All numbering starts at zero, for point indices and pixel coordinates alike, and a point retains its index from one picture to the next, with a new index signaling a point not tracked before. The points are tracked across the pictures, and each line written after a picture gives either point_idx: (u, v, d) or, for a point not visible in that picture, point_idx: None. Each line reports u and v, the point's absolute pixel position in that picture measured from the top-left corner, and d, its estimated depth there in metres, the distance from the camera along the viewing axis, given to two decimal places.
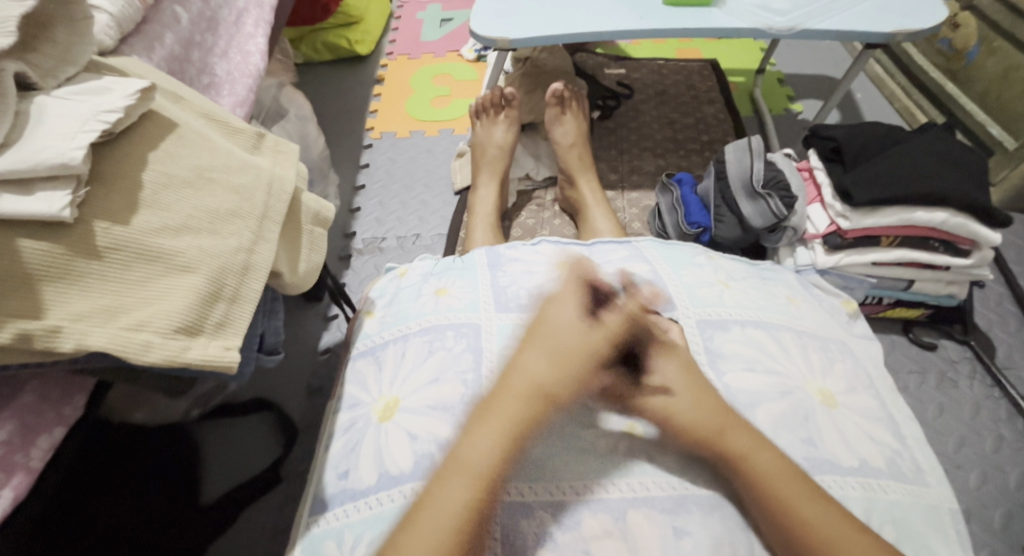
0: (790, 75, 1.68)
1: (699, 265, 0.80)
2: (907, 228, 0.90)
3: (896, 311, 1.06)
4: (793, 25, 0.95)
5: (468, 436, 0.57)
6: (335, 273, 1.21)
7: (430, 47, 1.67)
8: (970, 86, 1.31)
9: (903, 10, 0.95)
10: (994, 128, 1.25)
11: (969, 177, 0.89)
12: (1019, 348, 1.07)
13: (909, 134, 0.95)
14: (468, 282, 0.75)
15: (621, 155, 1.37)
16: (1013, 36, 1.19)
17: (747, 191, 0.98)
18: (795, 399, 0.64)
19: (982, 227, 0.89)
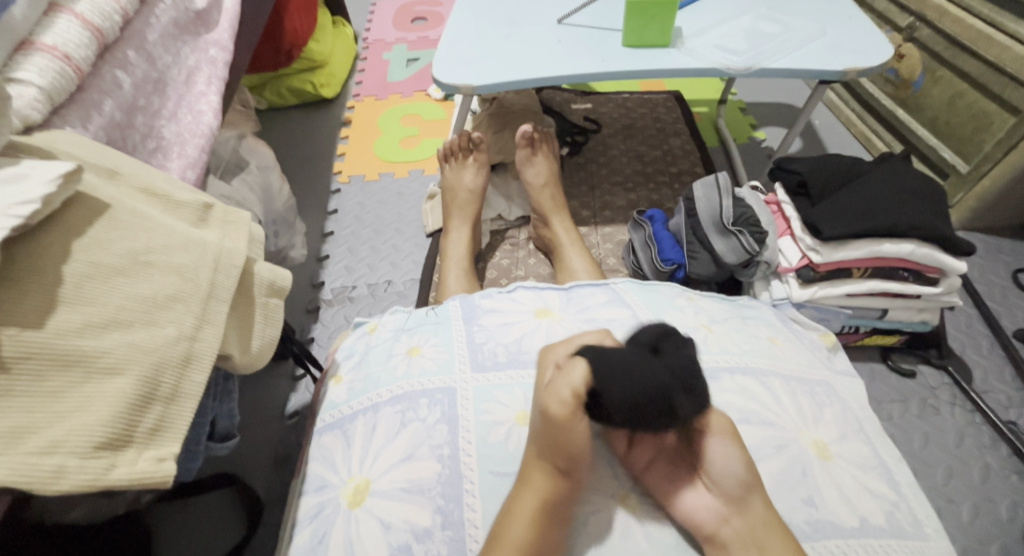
0: (751, 104, 1.70)
1: (681, 309, 0.78)
2: (877, 260, 0.89)
3: (873, 339, 1.04)
4: (751, 63, 0.95)
5: (516, 501, 0.55)
6: (304, 326, 1.16)
7: (397, 87, 1.65)
8: (919, 112, 1.33)
9: (854, 46, 0.96)
10: (946, 152, 1.26)
11: (932, 207, 0.88)
12: (995, 370, 1.06)
13: (870, 165, 0.95)
14: (442, 340, 0.72)
15: (592, 191, 1.36)
16: (957, 66, 1.21)
17: (719, 228, 0.97)
18: (791, 453, 0.62)
19: (948, 256, 0.88)
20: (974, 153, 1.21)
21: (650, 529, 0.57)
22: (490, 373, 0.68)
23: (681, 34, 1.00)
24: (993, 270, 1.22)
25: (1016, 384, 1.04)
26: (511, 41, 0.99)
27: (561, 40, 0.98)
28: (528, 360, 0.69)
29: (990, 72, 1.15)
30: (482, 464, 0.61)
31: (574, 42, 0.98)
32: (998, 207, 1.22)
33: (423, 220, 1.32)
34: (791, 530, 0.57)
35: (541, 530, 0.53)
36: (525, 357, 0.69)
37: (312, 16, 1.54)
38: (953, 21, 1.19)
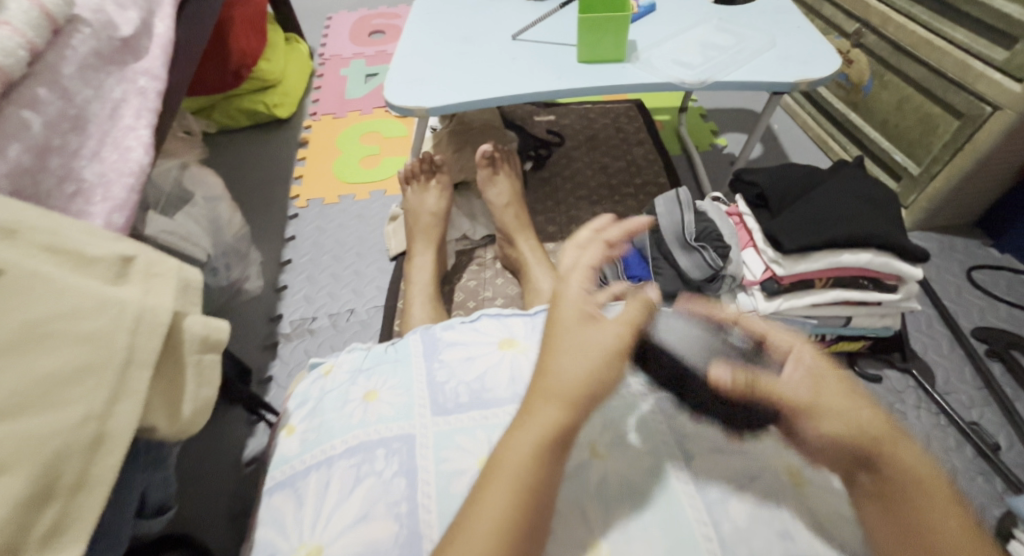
0: (711, 111, 1.70)
1: None
2: (838, 270, 0.87)
3: (840, 345, 1.03)
4: (705, 77, 0.92)
5: (527, 415, 0.51)
6: (260, 364, 1.10)
7: (356, 104, 1.61)
8: (870, 116, 1.33)
9: (804, 57, 0.95)
10: (897, 155, 1.26)
11: (887, 214, 0.87)
12: (954, 370, 1.06)
13: (827, 173, 0.94)
14: (401, 381, 0.68)
15: (558, 206, 1.33)
16: (901, 71, 1.22)
17: (682, 244, 0.95)
18: (763, 482, 0.58)
19: (905, 263, 0.87)
20: (923, 156, 1.22)
21: None
22: (451, 418, 0.64)
23: (636, 48, 0.98)
24: (948, 269, 1.22)
25: (976, 383, 1.04)
26: (456, 61, 0.95)
27: (517, 57, 0.95)
28: (492, 400, 0.65)
29: (934, 77, 1.15)
30: (442, 522, 0.57)
31: (530, 58, 0.95)
32: (950, 207, 1.23)
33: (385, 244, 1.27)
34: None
35: (542, 460, 0.49)
36: (488, 397, 0.65)
37: (261, 33, 1.48)
38: (895, 28, 1.20)
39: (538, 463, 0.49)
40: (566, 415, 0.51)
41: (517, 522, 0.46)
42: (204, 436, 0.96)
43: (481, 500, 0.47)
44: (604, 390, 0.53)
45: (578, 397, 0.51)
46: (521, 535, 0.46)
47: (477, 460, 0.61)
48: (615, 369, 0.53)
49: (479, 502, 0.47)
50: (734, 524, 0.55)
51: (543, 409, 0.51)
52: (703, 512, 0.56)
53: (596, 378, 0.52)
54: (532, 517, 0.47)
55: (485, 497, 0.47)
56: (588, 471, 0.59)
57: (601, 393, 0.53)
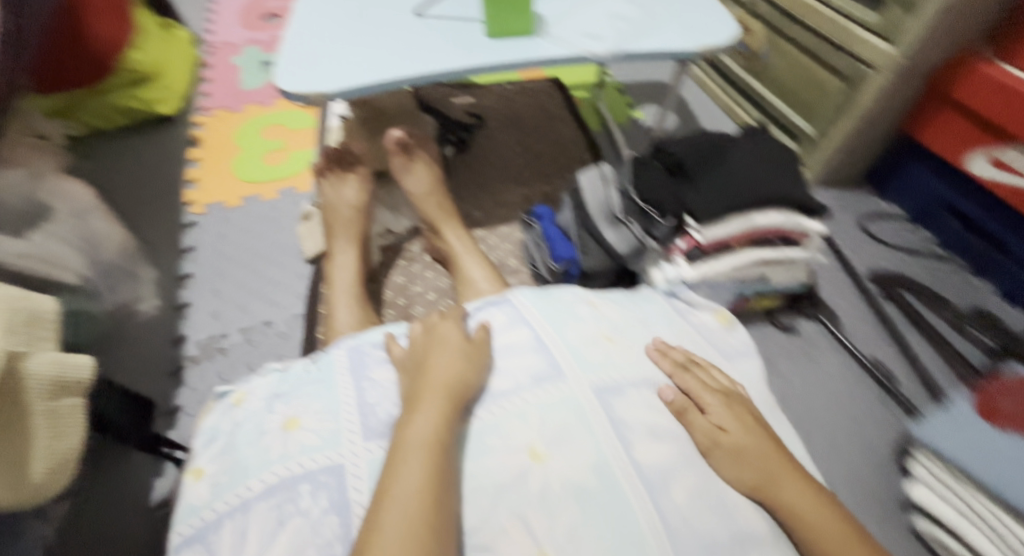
0: (628, 84, 1.68)
1: (582, 317, 0.70)
2: (750, 232, 0.93)
3: (759, 303, 1.06)
4: (615, 49, 0.88)
5: (413, 414, 0.57)
6: (165, 394, 0.98)
7: (253, 96, 1.47)
8: (768, 82, 1.37)
9: (703, 27, 0.94)
10: (795, 117, 1.31)
11: (787, 176, 0.94)
12: (854, 311, 1.11)
13: (735, 140, 0.99)
14: (326, 404, 0.61)
15: (484, 190, 1.26)
16: (792, 37, 1.25)
17: (608, 219, 0.93)
18: (701, 464, 0.58)
19: (806, 219, 0.95)
20: (818, 120, 1.25)
21: None
22: (384, 443, 0.58)
23: (544, 21, 0.93)
24: (843, 221, 1.26)
25: (875, 322, 1.09)
26: (349, 41, 0.86)
27: (421, 34, 0.88)
28: None
29: (819, 41, 1.18)
30: None
31: (437, 35, 0.88)
32: (843, 165, 1.28)
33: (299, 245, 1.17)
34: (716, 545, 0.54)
35: (437, 443, 0.54)
36: None
37: (123, 19, 1.30)
38: None
39: (433, 447, 0.54)
40: (446, 408, 0.58)
41: (434, 495, 0.50)
42: (104, 484, 0.86)
43: (389, 483, 0.51)
44: (471, 393, 0.61)
45: (451, 392, 0.60)
46: (438, 511, 0.50)
47: None
48: (472, 367, 0.63)
49: (387, 488, 0.51)
50: (676, 506, 0.55)
51: (423, 411, 0.57)
52: (647, 501, 0.54)
53: (466, 379, 0.61)
54: (443, 494, 0.51)
55: (394, 479, 0.51)
56: (529, 477, 0.54)
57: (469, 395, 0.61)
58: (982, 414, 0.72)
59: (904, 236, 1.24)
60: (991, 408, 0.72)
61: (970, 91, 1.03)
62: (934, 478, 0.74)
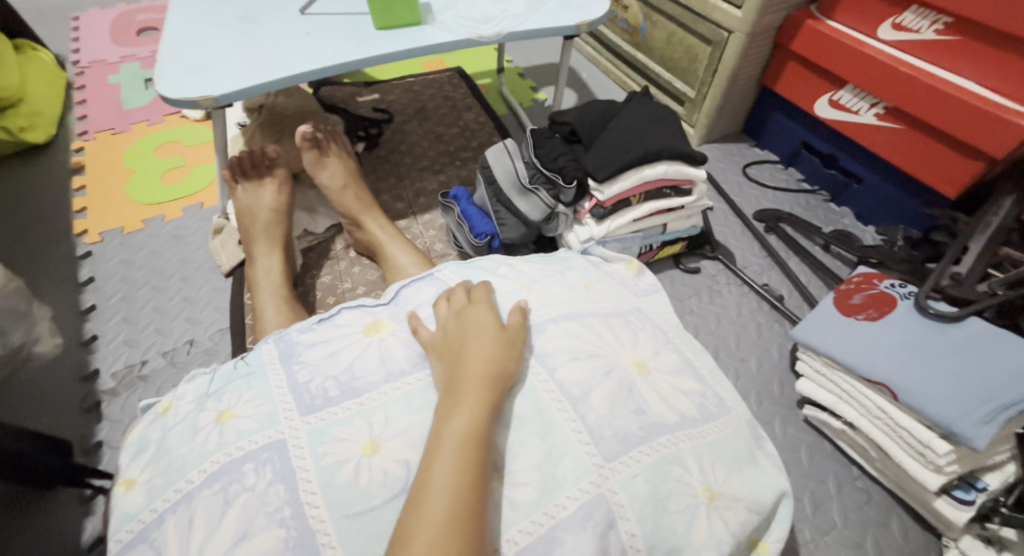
0: (528, 68, 1.76)
1: (503, 277, 0.78)
2: (644, 185, 1.01)
3: (665, 251, 1.18)
4: (499, 30, 0.95)
5: (452, 406, 0.56)
6: (80, 431, 0.97)
7: (140, 114, 1.45)
8: (651, 53, 1.51)
9: (578, 3, 1.03)
10: (676, 82, 1.45)
11: (670, 130, 1.03)
12: (745, 247, 1.25)
13: (623, 104, 1.07)
14: (258, 391, 0.62)
15: (402, 181, 1.29)
16: (663, 11, 1.41)
17: (518, 189, 1.00)
18: (617, 375, 0.64)
19: (689, 166, 1.03)
20: (693, 81, 1.40)
21: (514, 495, 0.56)
22: (323, 413, 0.60)
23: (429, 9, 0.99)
24: (730, 170, 1.41)
25: (762, 254, 1.24)
26: (236, 45, 0.88)
27: (310, 31, 0.92)
28: (363, 386, 0.62)
29: (686, 12, 1.33)
30: (337, 514, 0.54)
31: (327, 31, 0.92)
32: (724, 119, 1.43)
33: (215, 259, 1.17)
34: (630, 439, 0.59)
35: (474, 439, 0.54)
36: (359, 385, 0.62)
37: None
38: None
39: (467, 445, 0.54)
40: (485, 401, 0.57)
41: (467, 495, 0.51)
42: (29, 527, 0.84)
43: (423, 486, 0.52)
44: (511, 380, 0.61)
45: (489, 381, 0.59)
46: (473, 511, 0.51)
47: (360, 445, 0.58)
48: (509, 353, 0.62)
49: (419, 490, 0.51)
50: (597, 413, 0.60)
51: (462, 405, 0.56)
52: (571, 411, 0.60)
53: (503, 365, 0.61)
54: (476, 493, 0.52)
55: (428, 480, 0.52)
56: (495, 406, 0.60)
57: (508, 381, 0.60)
58: (841, 311, 0.86)
59: (781, 177, 1.40)
60: (848, 304, 0.87)
61: (803, 44, 1.16)
62: (814, 370, 0.87)
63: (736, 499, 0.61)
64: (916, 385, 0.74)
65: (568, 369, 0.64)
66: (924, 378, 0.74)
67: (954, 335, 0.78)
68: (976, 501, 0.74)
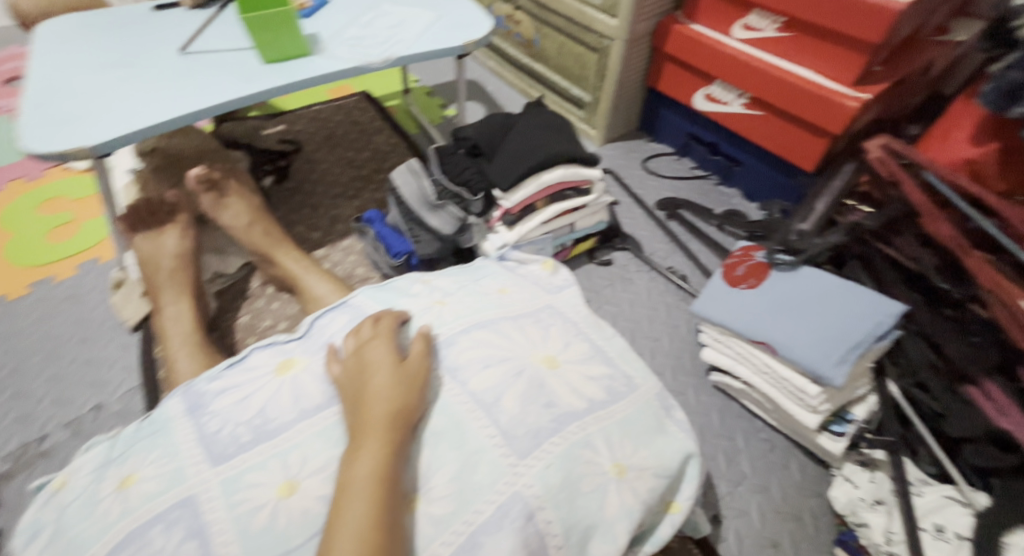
0: (436, 86, 1.80)
1: (416, 295, 0.83)
2: (546, 189, 1.07)
3: (579, 248, 1.25)
4: (387, 54, 0.99)
5: (358, 449, 0.58)
6: None
7: (19, 171, 1.39)
8: (546, 63, 1.60)
9: (463, 24, 1.08)
10: (574, 89, 1.54)
11: (564, 136, 1.10)
12: (651, 235, 1.34)
13: (519, 115, 1.14)
14: (164, 450, 0.61)
15: (316, 210, 1.30)
16: (551, 24, 1.50)
17: (428, 205, 1.02)
18: (528, 374, 0.70)
19: (583, 168, 1.11)
20: (587, 87, 1.49)
21: (433, 511, 0.60)
22: (235, 461, 0.60)
23: (319, 40, 1.02)
24: (631, 166, 1.50)
25: (666, 240, 1.33)
26: (123, 91, 0.89)
27: (194, 71, 0.93)
28: (277, 427, 0.63)
29: (570, 24, 1.43)
30: None
31: (215, 70, 0.94)
32: (619, 118, 1.53)
33: (118, 316, 1.10)
34: (542, 434, 0.65)
35: (381, 479, 0.56)
36: (272, 426, 0.63)
37: None
38: None
39: (375, 486, 0.55)
40: (390, 439, 0.59)
41: (381, 535, 0.53)
42: None
43: (335, 534, 0.53)
44: (415, 414, 0.63)
45: (392, 419, 0.61)
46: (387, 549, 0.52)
47: (276, 487, 0.58)
48: (411, 388, 0.64)
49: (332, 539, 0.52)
50: (509, 414, 0.66)
51: (368, 447, 0.58)
52: (485, 420, 0.65)
53: (404, 401, 0.63)
54: (389, 532, 0.53)
55: (340, 527, 0.53)
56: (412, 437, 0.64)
57: (412, 417, 0.62)
58: (727, 284, 0.96)
59: (676, 167, 1.51)
60: (736, 277, 0.96)
61: (674, 47, 1.28)
62: (714, 339, 0.97)
63: (644, 467, 0.68)
64: (788, 340, 0.85)
65: (480, 379, 0.69)
66: (797, 333, 0.85)
67: (816, 292, 0.89)
68: (847, 432, 0.89)
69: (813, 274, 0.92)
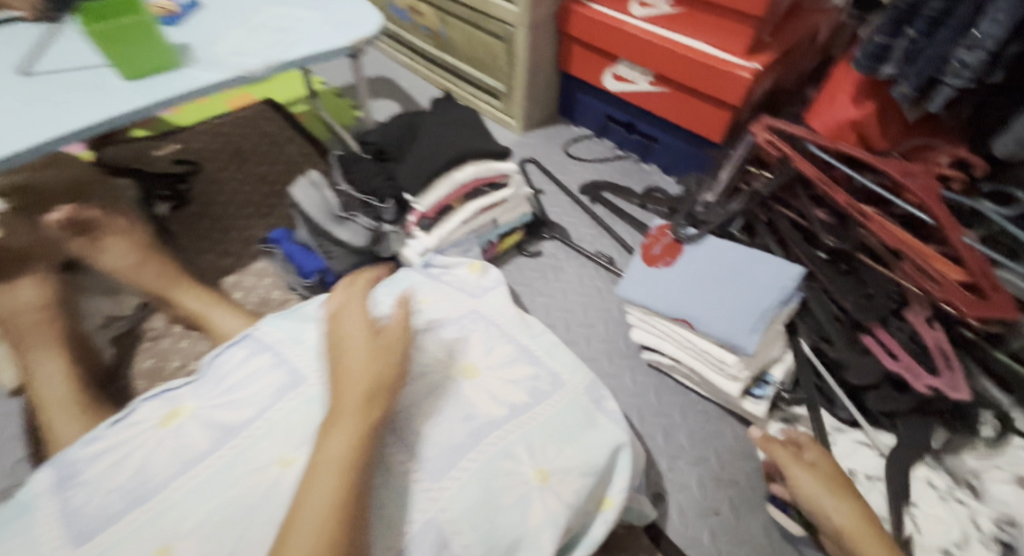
0: (346, 87, 1.72)
1: (323, 318, 0.79)
2: (460, 188, 1.02)
3: (505, 242, 1.21)
4: (265, 62, 0.93)
5: (330, 430, 0.58)
6: None
7: None
8: (456, 54, 1.55)
9: (353, 22, 1.02)
10: (488, 79, 1.50)
11: (475, 132, 1.05)
12: (578, 221, 1.33)
13: (426, 113, 1.09)
14: (24, 533, 0.58)
15: (222, 232, 1.23)
16: (454, 13, 1.45)
17: (334, 219, 0.96)
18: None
19: (497, 162, 1.06)
20: (500, 76, 1.46)
21: None
22: (102, 535, 0.57)
23: (187, 50, 0.95)
24: (554, 153, 1.48)
25: (593, 223, 1.32)
26: None
27: (43, 96, 0.85)
28: (150, 491, 0.60)
29: (472, 13, 1.38)
30: None
31: (69, 95, 0.85)
32: (536, 105, 1.50)
33: None
34: (463, 451, 0.64)
35: (354, 459, 0.56)
36: (146, 490, 0.60)
37: None
38: None
39: (346, 469, 0.55)
40: (363, 419, 0.59)
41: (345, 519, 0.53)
42: None
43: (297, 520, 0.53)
44: (393, 388, 0.63)
45: (367, 397, 0.60)
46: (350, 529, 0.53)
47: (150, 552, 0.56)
48: (388, 364, 0.63)
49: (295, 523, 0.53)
50: (427, 438, 0.65)
51: (338, 433, 0.58)
52: (398, 447, 0.65)
53: (387, 376, 0.62)
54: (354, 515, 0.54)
55: (303, 510, 0.53)
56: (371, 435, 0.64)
57: (392, 392, 0.62)
58: (648, 265, 0.95)
59: (598, 148, 1.50)
60: (657, 258, 0.95)
61: (577, 29, 1.27)
62: (640, 319, 0.96)
63: (569, 468, 0.66)
64: (704, 314, 0.86)
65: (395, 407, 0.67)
66: (711, 305, 0.86)
67: (726, 263, 0.90)
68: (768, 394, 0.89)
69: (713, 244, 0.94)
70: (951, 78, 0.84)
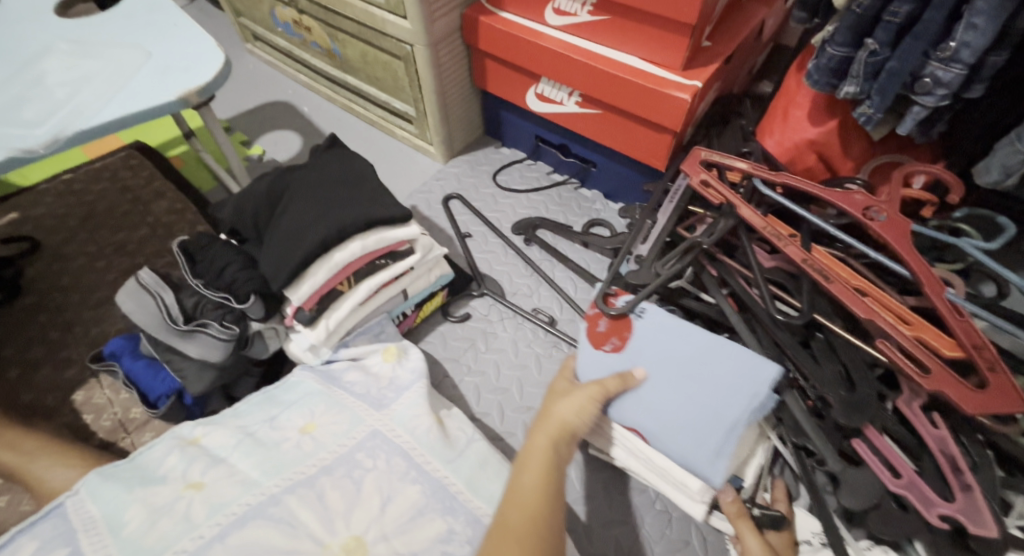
0: (236, 118, 1.47)
1: (164, 481, 0.64)
2: (345, 269, 0.82)
3: (424, 311, 1.01)
4: (55, 134, 0.71)
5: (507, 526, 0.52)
6: None
7: None
8: (356, 74, 1.32)
9: (185, 63, 0.79)
10: (394, 102, 1.28)
11: (360, 195, 0.84)
12: (512, 270, 1.13)
13: (298, 172, 0.86)
14: None
15: (69, 330, 1.00)
16: (344, 29, 1.21)
17: (177, 331, 0.75)
18: None
19: (391, 228, 0.85)
20: (408, 100, 1.24)
21: None
22: None
23: None
24: (482, 184, 1.27)
25: (529, 271, 1.12)
26: None
27: None
28: None
29: (363, 28, 1.15)
30: None
31: None
32: (454, 129, 1.28)
33: None
34: None
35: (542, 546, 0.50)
36: None
37: None
38: None
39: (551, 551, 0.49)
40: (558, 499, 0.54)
41: None
42: None
43: None
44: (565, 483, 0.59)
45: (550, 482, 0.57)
46: None
47: None
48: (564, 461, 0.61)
49: None
50: None
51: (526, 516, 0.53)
52: None
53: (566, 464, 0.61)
54: None
55: None
56: None
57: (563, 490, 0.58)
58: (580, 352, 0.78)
59: (530, 174, 1.29)
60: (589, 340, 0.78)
61: (484, 43, 1.06)
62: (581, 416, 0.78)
63: None
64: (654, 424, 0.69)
65: None
66: (663, 413, 0.70)
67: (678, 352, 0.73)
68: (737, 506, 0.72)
69: (659, 319, 0.76)
70: (922, 96, 0.69)
